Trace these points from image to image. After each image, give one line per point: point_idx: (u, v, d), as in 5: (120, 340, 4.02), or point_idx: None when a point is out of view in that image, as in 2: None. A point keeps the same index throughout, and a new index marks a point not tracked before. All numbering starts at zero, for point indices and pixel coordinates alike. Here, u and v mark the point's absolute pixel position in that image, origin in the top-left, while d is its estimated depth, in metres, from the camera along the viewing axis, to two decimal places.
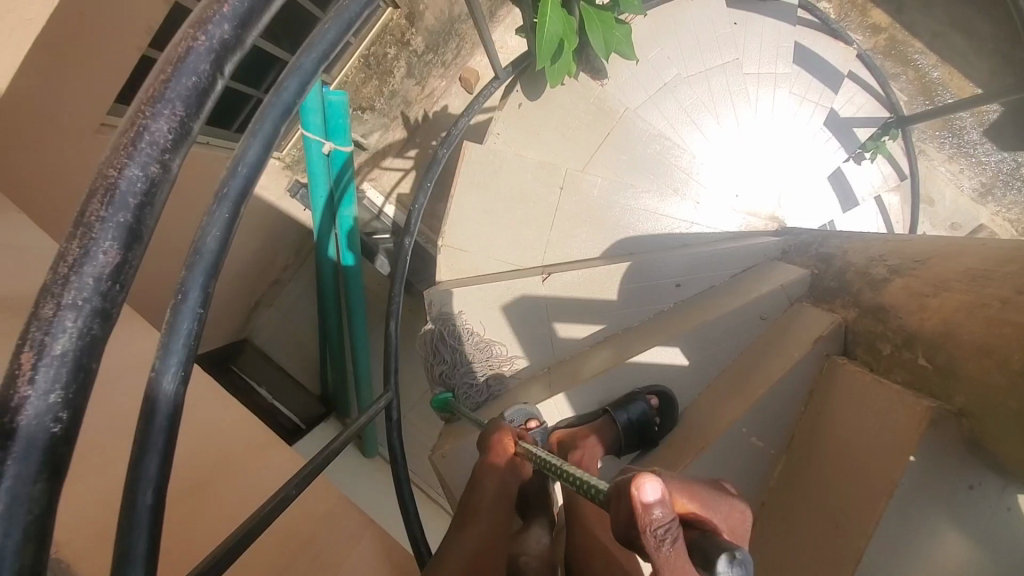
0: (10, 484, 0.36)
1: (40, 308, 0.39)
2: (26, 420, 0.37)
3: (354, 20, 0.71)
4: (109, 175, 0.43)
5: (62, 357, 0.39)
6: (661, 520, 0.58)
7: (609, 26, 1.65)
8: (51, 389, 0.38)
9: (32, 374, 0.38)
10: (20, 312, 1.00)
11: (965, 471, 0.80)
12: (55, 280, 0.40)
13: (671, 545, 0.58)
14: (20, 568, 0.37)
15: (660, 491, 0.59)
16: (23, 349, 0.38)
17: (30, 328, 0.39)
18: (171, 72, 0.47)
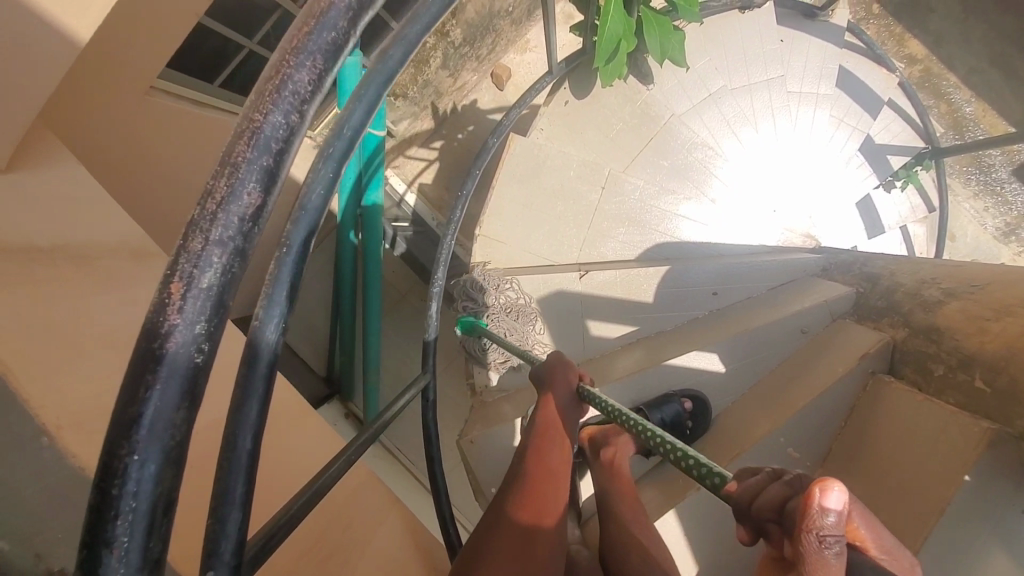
0: (157, 407, 0.36)
1: (190, 240, 0.40)
2: (174, 347, 0.37)
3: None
4: (255, 120, 0.44)
5: (207, 290, 0.39)
6: (832, 529, 0.51)
7: (667, 32, 1.66)
8: (197, 320, 0.39)
9: (180, 305, 0.38)
10: (79, 261, 1.02)
11: (1018, 495, 0.81)
12: (204, 216, 0.40)
13: (834, 558, 0.51)
14: (159, 493, 0.36)
15: (846, 503, 0.52)
16: (172, 280, 0.39)
17: (178, 259, 0.39)
18: (313, 26, 0.47)
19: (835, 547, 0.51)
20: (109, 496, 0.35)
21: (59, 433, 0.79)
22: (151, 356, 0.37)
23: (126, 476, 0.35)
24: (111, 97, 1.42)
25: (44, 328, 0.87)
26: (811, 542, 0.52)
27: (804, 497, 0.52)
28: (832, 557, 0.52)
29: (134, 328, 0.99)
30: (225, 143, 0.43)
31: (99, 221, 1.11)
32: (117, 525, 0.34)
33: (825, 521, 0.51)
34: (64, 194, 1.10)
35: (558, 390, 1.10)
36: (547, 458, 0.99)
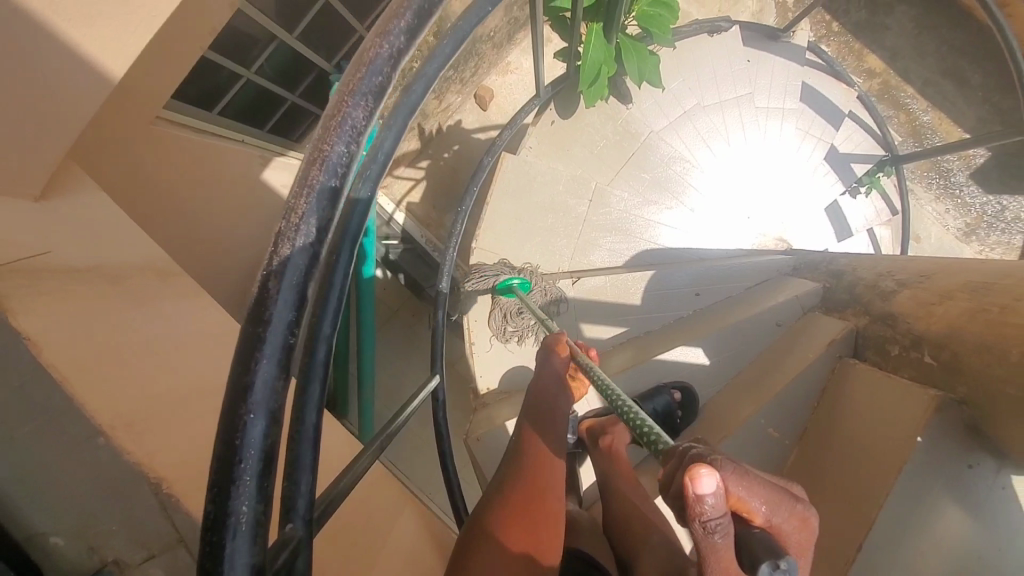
0: (263, 377, 0.46)
1: (280, 248, 0.50)
2: (273, 330, 0.48)
3: (464, 39, 0.83)
4: (323, 149, 0.54)
5: (295, 286, 0.50)
6: (710, 512, 0.56)
7: (643, 58, 1.81)
8: (290, 309, 0.49)
9: (276, 298, 0.49)
10: (111, 279, 1.09)
11: (966, 452, 0.93)
12: (289, 228, 0.51)
13: (715, 535, 0.58)
14: (268, 444, 0.45)
15: (718, 488, 0.55)
16: (269, 279, 0.49)
17: (273, 263, 0.50)
18: (364, 71, 0.58)
19: (720, 529, 0.57)
20: (234, 445, 0.44)
21: (113, 432, 0.86)
22: (254, 336, 0.47)
23: (246, 431, 0.45)
24: (123, 126, 1.50)
25: (90, 340, 0.94)
26: (698, 529, 0.58)
27: (681, 487, 0.56)
28: (718, 538, 0.59)
29: (169, 340, 1.07)
30: (300, 169, 0.54)
31: (126, 243, 1.20)
32: (240, 467, 0.44)
33: (701, 508, 0.55)
34: (93, 218, 1.18)
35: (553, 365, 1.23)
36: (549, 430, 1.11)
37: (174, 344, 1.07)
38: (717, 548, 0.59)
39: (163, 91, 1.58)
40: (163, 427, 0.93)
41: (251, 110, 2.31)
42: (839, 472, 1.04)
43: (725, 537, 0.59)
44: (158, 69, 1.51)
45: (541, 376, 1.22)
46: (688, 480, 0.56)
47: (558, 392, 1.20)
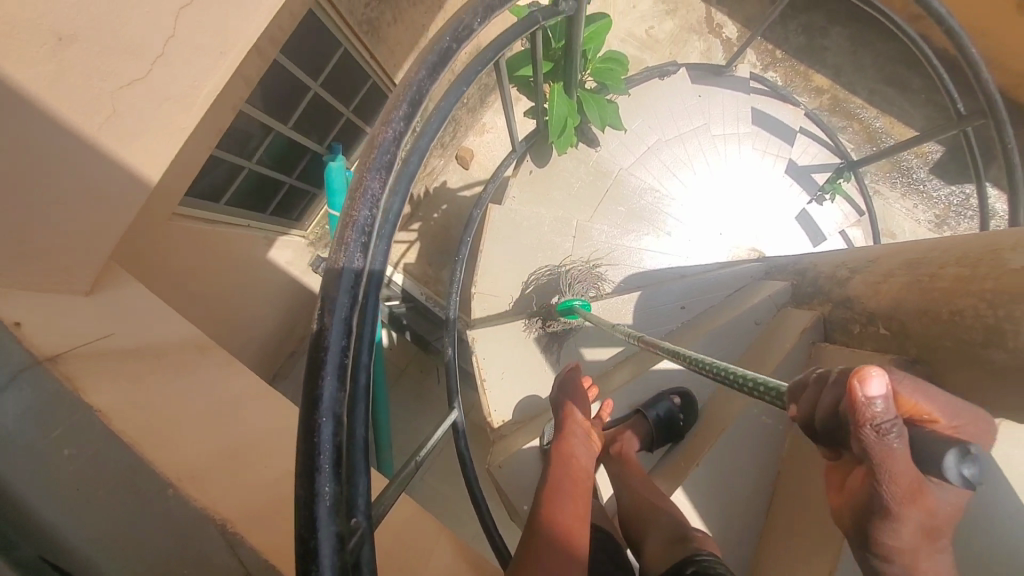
0: (328, 388, 0.61)
1: (329, 292, 0.66)
2: (331, 353, 0.62)
3: (445, 115, 1.02)
4: (352, 216, 0.72)
5: (343, 318, 0.65)
6: (882, 412, 0.61)
7: (600, 107, 2.03)
8: (342, 336, 0.64)
9: (330, 329, 0.64)
10: (158, 356, 1.23)
11: None
12: (333, 276, 0.67)
13: (893, 437, 0.62)
14: (337, 439, 0.59)
15: (886, 386, 0.61)
16: (324, 316, 0.65)
17: (324, 304, 0.66)
18: (374, 152, 0.77)
19: (893, 430, 0.62)
20: (313, 443, 0.58)
21: (179, 483, 0.97)
22: (318, 359, 0.62)
23: (320, 431, 0.59)
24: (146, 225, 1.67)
25: (149, 407, 1.07)
26: (869, 434, 0.63)
27: (849, 394, 0.62)
28: (893, 439, 0.62)
29: (214, 403, 1.20)
30: (336, 232, 0.71)
31: (167, 326, 1.35)
32: (320, 457, 0.58)
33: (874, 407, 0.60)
34: (136, 305, 1.33)
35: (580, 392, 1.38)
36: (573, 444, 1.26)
37: (220, 408, 1.21)
38: (892, 451, 0.63)
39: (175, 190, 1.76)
40: (219, 477, 1.04)
41: (253, 196, 2.51)
42: None
43: (900, 438, 0.63)
44: (174, 171, 1.69)
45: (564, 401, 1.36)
46: (854, 386, 0.62)
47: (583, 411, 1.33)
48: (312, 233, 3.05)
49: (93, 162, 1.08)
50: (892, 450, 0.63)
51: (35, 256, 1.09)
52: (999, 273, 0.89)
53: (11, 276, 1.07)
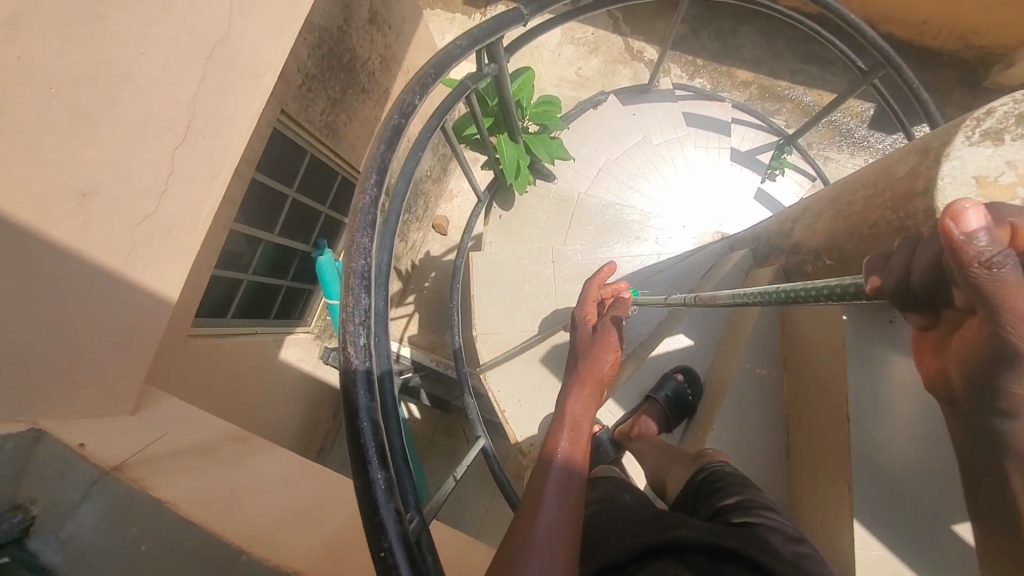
0: (363, 401, 0.75)
1: (347, 328, 0.82)
2: (359, 374, 0.77)
3: (411, 176, 1.21)
4: (351, 266, 0.88)
5: (363, 346, 0.81)
6: (988, 246, 0.55)
7: (545, 144, 2.26)
8: (365, 360, 0.79)
9: (353, 357, 0.79)
10: (207, 452, 1.36)
11: (883, 311, 1.20)
12: (348, 316, 0.83)
13: (1007, 270, 0.55)
14: (379, 439, 0.73)
15: (986, 217, 0.55)
16: (347, 348, 0.80)
17: (345, 339, 0.81)
18: (358, 215, 0.94)
19: (1008, 265, 0.55)
20: (360, 444, 0.71)
21: (251, 548, 1.07)
22: (349, 381, 0.77)
23: (363, 434, 0.72)
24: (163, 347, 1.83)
25: (209, 493, 1.19)
26: (982, 276, 0.57)
27: (945, 235, 0.57)
28: (1007, 271, 0.55)
29: (264, 481, 1.32)
30: (342, 282, 0.87)
31: (210, 427, 1.48)
32: (368, 456, 0.71)
33: (975, 240, 0.55)
34: (177, 416, 1.47)
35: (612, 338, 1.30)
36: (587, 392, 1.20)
37: (272, 482, 1.33)
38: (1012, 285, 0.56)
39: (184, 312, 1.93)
40: (283, 538, 1.14)
41: (257, 304, 2.68)
42: (816, 373, 1.30)
43: (1016, 268, 0.56)
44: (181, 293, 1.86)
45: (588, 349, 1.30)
46: (949, 225, 0.57)
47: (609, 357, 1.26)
48: (317, 326, 3.23)
49: (123, 293, 1.25)
50: (1010, 284, 0.56)
51: (87, 384, 1.24)
52: (892, 185, 1.05)
53: (70, 408, 1.21)
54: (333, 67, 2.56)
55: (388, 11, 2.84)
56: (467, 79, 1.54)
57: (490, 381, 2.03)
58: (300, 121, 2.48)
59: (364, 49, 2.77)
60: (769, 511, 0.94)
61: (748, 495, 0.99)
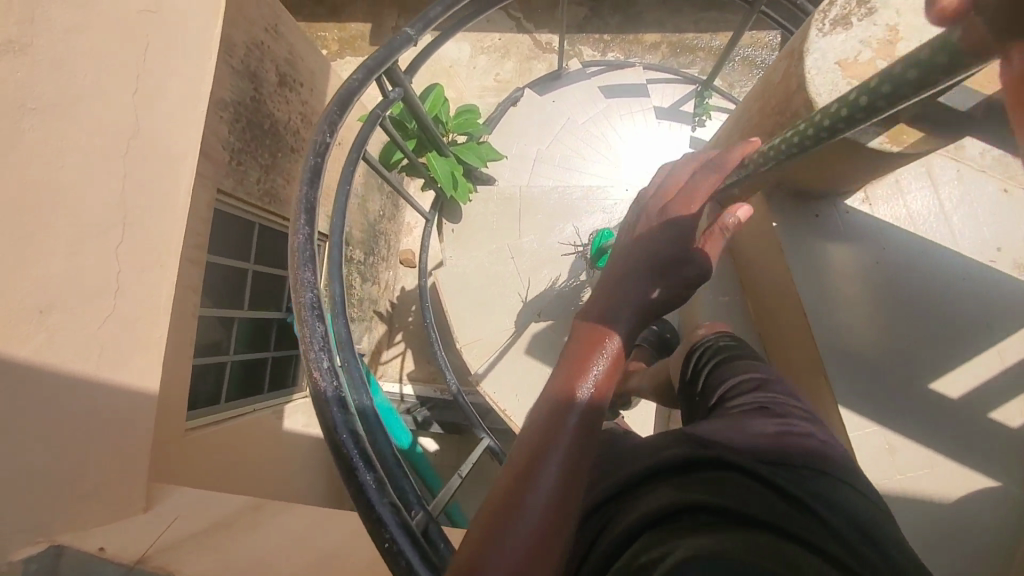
0: (338, 415, 0.80)
1: (308, 356, 0.87)
2: (329, 393, 0.82)
3: (345, 211, 1.27)
4: (301, 300, 0.94)
5: (327, 367, 0.85)
6: None
7: (472, 150, 2.31)
8: (332, 380, 0.84)
9: (320, 380, 0.84)
10: (226, 526, 1.38)
11: (808, 207, 1.26)
12: (307, 345, 0.88)
13: None
14: (361, 446, 0.78)
15: None
16: (313, 373, 0.85)
17: (308, 365, 0.86)
18: (297, 254, 1.00)
19: None
20: (345, 455, 0.76)
21: None
22: (322, 403, 0.81)
23: (345, 445, 0.77)
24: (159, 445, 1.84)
25: (235, 562, 1.21)
26: None
27: None
28: None
29: (286, 538, 1.34)
30: (296, 317, 0.92)
31: (224, 503, 1.50)
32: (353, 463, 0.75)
33: None
34: (190, 502, 1.49)
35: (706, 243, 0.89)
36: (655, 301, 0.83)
37: (296, 538, 1.35)
38: None
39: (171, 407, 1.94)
40: None
41: (246, 383, 2.69)
42: (768, 287, 1.38)
43: None
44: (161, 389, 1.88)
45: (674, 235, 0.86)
46: None
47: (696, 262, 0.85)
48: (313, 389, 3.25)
49: (103, 398, 1.28)
50: None
51: (91, 495, 1.26)
52: (774, 93, 1.14)
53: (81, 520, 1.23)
54: (256, 137, 2.62)
55: (295, 71, 2.91)
56: (377, 109, 1.60)
57: (486, 382, 2.14)
58: (237, 195, 2.50)
59: (282, 112, 2.84)
60: (765, 400, 0.96)
61: (744, 383, 1.02)
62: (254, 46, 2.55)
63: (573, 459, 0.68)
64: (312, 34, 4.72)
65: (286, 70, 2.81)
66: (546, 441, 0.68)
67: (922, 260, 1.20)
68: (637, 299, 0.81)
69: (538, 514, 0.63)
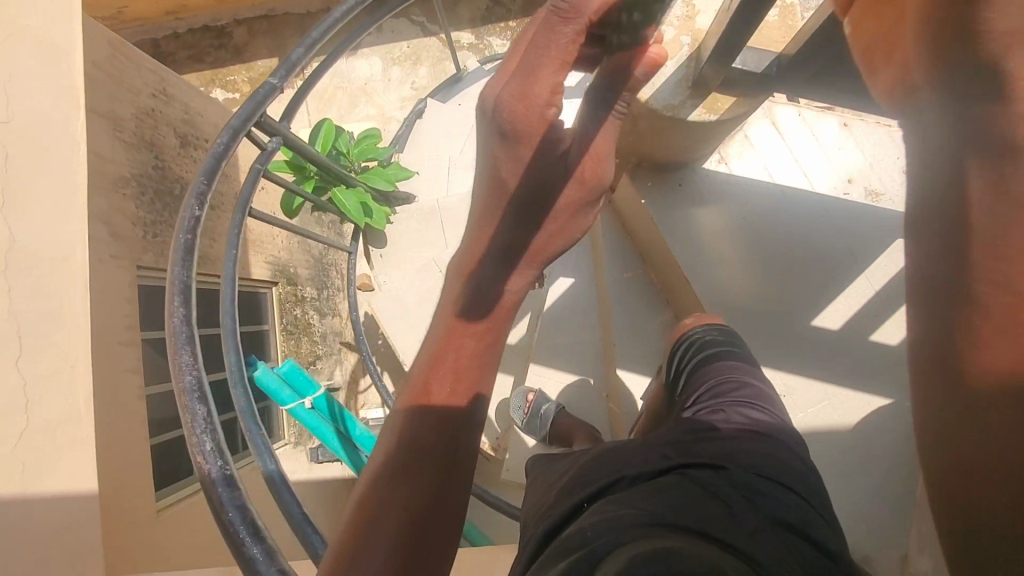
0: (225, 494, 0.83)
1: (191, 440, 0.90)
2: (215, 475, 0.86)
3: (233, 278, 1.30)
4: (181, 383, 0.97)
5: (212, 449, 0.89)
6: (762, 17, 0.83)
7: (380, 174, 2.32)
8: (218, 461, 0.87)
9: (205, 463, 0.87)
10: None
11: (671, 176, 1.38)
12: (190, 428, 0.91)
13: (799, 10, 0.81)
14: (250, 520, 0.81)
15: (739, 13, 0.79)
16: (197, 458, 0.88)
17: (193, 451, 0.89)
18: (174, 338, 1.03)
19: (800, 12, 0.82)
20: (233, 534, 0.79)
21: None
22: (208, 485, 0.85)
23: (232, 523, 0.80)
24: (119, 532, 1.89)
25: None
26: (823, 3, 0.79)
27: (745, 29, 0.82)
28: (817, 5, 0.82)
29: None
30: (178, 403, 0.95)
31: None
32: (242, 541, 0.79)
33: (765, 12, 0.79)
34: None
35: (589, 162, 0.99)
36: (527, 238, 0.97)
37: None
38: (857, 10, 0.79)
39: (126, 494, 1.98)
40: None
41: None
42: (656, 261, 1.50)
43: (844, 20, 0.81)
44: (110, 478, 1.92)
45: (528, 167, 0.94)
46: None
47: (568, 194, 0.99)
48: (291, 435, 3.34)
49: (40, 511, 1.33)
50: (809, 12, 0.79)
51: None
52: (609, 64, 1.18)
53: None
54: (169, 204, 2.60)
55: (197, 129, 2.89)
56: (257, 162, 1.60)
57: None
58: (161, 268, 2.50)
59: (193, 173, 2.82)
60: (727, 411, 1.03)
61: (716, 388, 1.11)
62: (145, 115, 2.52)
63: (441, 456, 0.78)
64: (219, 79, 4.60)
65: (188, 130, 2.78)
66: (409, 452, 0.78)
67: (779, 205, 1.32)
68: (503, 249, 0.94)
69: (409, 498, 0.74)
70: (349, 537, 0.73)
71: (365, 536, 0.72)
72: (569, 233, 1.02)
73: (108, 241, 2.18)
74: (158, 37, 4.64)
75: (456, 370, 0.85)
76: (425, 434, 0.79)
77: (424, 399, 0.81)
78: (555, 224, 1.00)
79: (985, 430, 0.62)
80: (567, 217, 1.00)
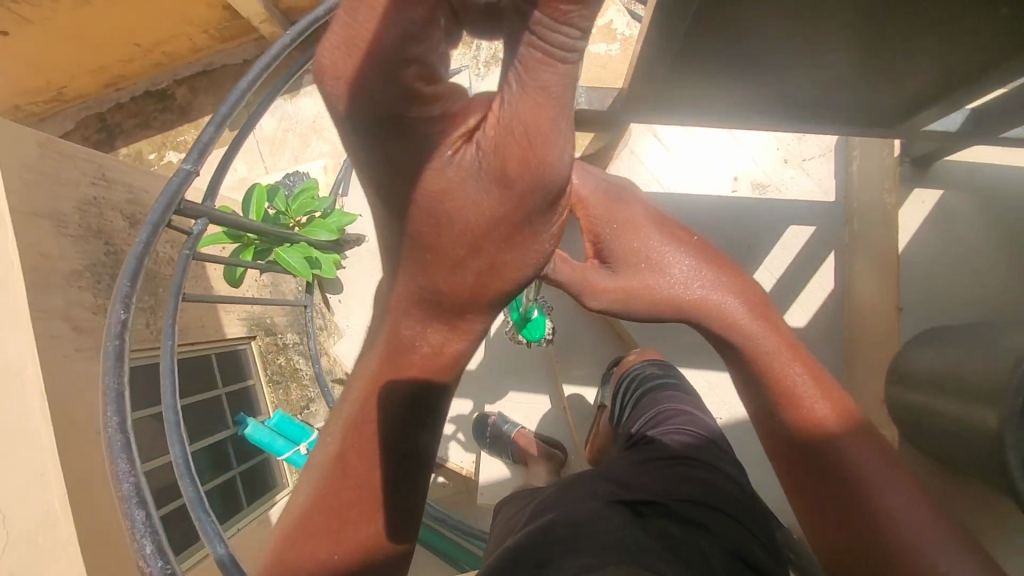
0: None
1: (134, 545, 0.98)
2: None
3: (172, 367, 1.35)
4: (122, 491, 1.04)
5: (154, 552, 0.97)
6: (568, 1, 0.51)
7: (322, 225, 2.34)
8: (161, 563, 0.96)
9: (149, 566, 0.95)
10: None
11: None
12: (132, 534, 0.99)
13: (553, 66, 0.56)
14: None
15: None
16: (142, 562, 0.96)
17: (138, 555, 0.97)
18: (110, 446, 1.09)
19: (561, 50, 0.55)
20: None
21: None
22: None
23: None
24: None
25: None
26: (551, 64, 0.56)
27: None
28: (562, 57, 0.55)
29: None
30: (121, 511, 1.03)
31: None
32: None
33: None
34: None
35: (511, 147, 0.63)
36: (440, 279, 0.77)
37: None
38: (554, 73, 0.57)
39: None
40: None
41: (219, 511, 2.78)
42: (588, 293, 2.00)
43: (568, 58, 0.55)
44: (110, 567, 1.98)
45: (414, 163, 0.66)
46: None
47: (490, 207, 0.69)
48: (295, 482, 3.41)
49: None
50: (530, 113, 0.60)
51: None
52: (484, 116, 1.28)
53: None
54: None
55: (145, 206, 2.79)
56: (187, 248, 1.66)
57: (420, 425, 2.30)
58: None
59: None
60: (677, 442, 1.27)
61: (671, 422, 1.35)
62: (88, 205, 2.43)
63: (387, 456, 0.91)
64: (171, 140, 3.78)
65: (134, 207, 2.70)
66: (363, 452, 0.91)
67: None
68: None
69: (367, 506, 0.92)
70: (306, 519, 0.91)
71: (317, 525, 0.90)
72: (506, 263, 0.76)
73: (71, 334, 2.13)
74: (103, 111, 3.87)
75: (417, 363, 0.87)
76: (389, 424, 0.90)
77: (361, 410, 0.90)
78: (481, 256, 0.74)
79: (803, 473, 1.23)
80: (505, 236, 0.72)
